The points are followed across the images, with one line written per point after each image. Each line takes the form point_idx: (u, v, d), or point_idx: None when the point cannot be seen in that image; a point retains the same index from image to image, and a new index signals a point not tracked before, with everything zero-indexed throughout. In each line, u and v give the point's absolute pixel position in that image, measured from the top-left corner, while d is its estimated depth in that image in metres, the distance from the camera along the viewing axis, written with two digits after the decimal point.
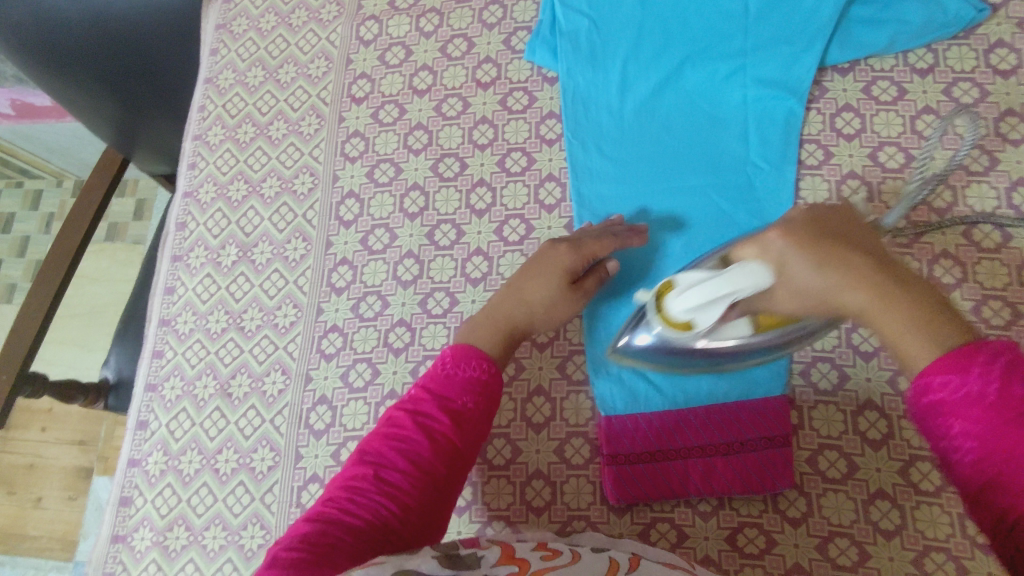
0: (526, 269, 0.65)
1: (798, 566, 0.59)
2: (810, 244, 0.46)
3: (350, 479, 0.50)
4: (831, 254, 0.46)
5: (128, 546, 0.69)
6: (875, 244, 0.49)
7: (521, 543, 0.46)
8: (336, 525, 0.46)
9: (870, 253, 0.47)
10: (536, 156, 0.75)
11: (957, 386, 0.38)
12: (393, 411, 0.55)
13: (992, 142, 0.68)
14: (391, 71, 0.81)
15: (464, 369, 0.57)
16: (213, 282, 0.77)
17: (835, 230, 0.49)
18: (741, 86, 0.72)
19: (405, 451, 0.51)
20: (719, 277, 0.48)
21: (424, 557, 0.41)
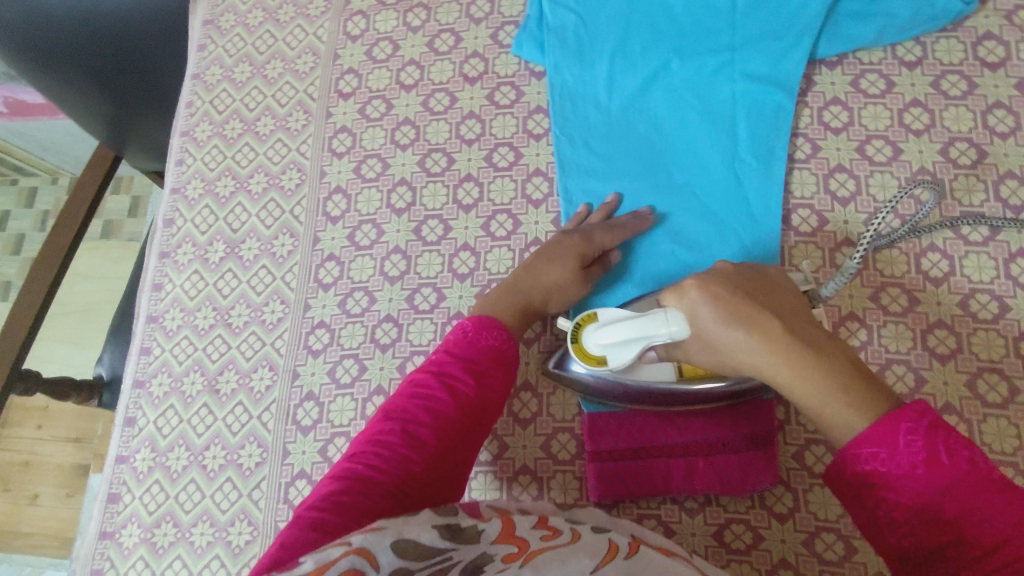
0: (538, 255, 0.65)
1: (785, 561, 0.59)
2: (727, 310, 0.48)
3: (375, 437, 0.49)
4: (750, 320, 0.47)
5: (116, 543, 0.69)
6: (783, 298, 0.51)
7: (522, 518, 0.43)
8: (362, 481, 0.46)
9: (783, 313, 0.49)
10: (523, 150, 0.75)
11: (888, 457, 0.41)
12: (418, 374, 0.55)
13: (980, 135, 0.67)
14: (379, 67, 0.81)
15: (488, 335, 0.57)
16: (201, 278, 0.77)
17: (748, 288, 0.50)
18: (729, 81, 0.71)
19: (429, 411, 0.51)
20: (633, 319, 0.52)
21: (424, 525, 0.38)
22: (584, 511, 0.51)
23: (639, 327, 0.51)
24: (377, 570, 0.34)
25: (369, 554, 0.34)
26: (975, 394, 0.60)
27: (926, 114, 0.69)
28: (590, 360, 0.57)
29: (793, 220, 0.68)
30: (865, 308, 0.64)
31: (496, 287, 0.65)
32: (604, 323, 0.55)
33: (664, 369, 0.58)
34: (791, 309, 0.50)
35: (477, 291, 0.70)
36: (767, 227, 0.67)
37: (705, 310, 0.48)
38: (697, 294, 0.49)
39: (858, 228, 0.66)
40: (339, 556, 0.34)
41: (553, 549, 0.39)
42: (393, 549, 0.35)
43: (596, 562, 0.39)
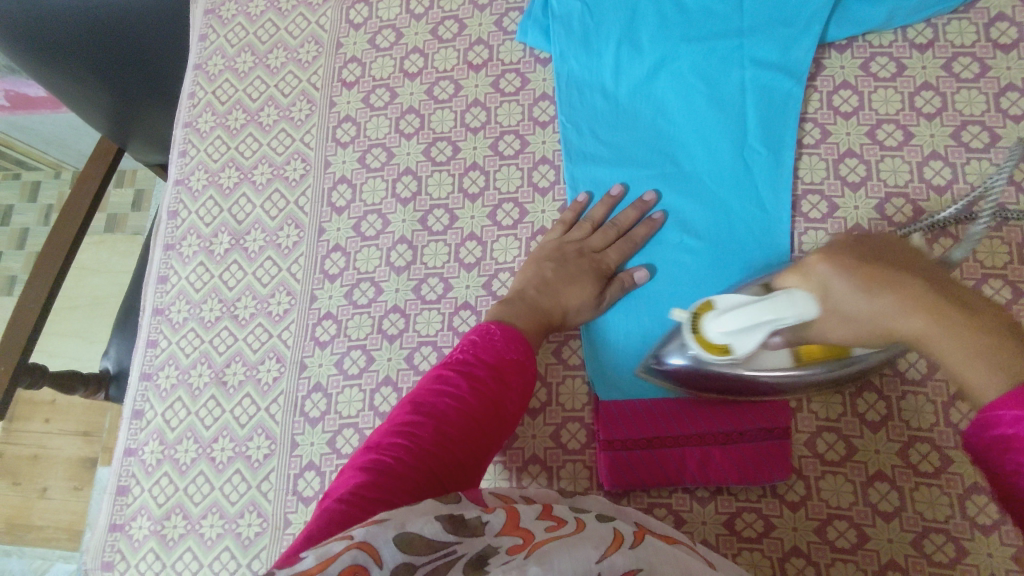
0: (558, 272, 0.65)
1: (796, 549, 0.58)
2: (859, 270, 0.45)
3: (401, 431, 0.48)
4: (882, 280, 0.44)
5: (126, 535, 0.69)
6: (933, 267, 0.46)
7: (527, 508, 0.43)
8: (390, 477, 0.45)
9: (927, 276, 0.44)
10: (529, 138, 0.74)
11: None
12: (443, 370, 0.54)
13: (993, 118, 0.66)
14: (382, 55, 0.80)
15: (512, 339, 0.57)
16: (206, 271, 0.77)
17: (889, 255, 0.47)
18: (738, 67, 0.70)
19: (457, 411, 0.51)
20: (760, 304, 0.49)
21: (428, 517, 0.38)
22: (589, 501, 0.50)
23: (766, 310, 0.49)
24: (380, 565, 0.34)
25: (370, 548, 0.35)
26: None
27: (938, 97, 0.68)
28: (710, 348, 0.54)
29: (803, 206, 0.67)
30: None
31: (513, 298, 0.63)
32: (723, 311, 0.53)
33: (781, 356, 0.54)
34: (940, 276, 0.45)
35: (484, 281, 0.70)
36: (778, 218, 0.66)
37: (833, 276, 0.46)
38: (821, 265, 0.47)
39: (869, 213, 0.66)
40: (341, 550, 0.34)
41: (557, 538, 0.39)
42: (396, 541, 0.35)
43: (602, 548, 0.38)
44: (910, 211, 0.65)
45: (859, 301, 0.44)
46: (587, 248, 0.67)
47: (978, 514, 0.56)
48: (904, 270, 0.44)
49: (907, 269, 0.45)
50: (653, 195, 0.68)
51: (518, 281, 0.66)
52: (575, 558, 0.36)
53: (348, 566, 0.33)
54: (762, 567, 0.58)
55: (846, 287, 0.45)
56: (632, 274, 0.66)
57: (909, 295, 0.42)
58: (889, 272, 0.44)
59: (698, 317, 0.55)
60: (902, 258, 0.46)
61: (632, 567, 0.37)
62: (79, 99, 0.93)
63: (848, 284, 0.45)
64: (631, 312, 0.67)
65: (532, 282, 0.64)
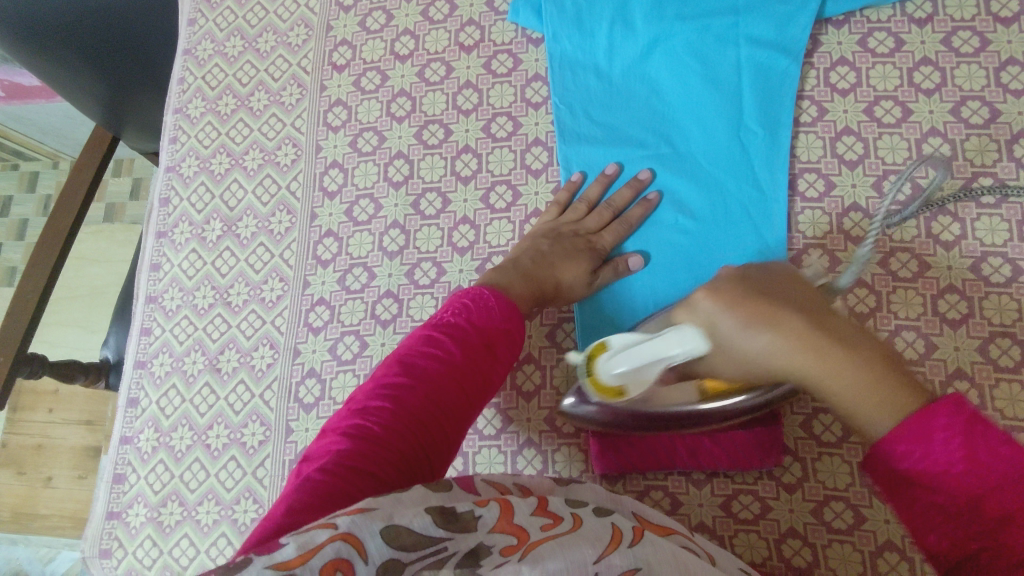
0: (556, 247, 0.64)
1: (793, 531, 0.58)
2: (745, 307, 0.46)
3: (388, 394, 0.48)
4: (769, 322, 0.45)
5: (123, 523, 0.69)
6: (794, 287, 0.48)
7: (522, 501, 0.42)
8: (376, 447, 0.45)
9: (804, 308, 0.46)
10: (522, 120, 0.73)
11: (923, 455, 0.39)
12: (435, 331, 0.53)
13: (993, 93, 0.65)
14: (373, 37, 0.79)
15: (506, 305, 0.57)
16: (199, 257, 0.76)
17: (763, 287, 0.48)
18: (734, 45, 0.69)
19: (446, 378, 0.50)
20: (652, 343, 0.49)
21: (418, 510, 0.38)
22: (584, 489, 0.50)
23: (656, 349, 0.49)
24: (365, 560, 0.34)
25: (356, 540, 0.34)
26: (986, 358, 0.59)
27: (937, 73, 0.66)
28: (604, 392, 0.53)
29: (799, 185, 0.66)
30: (874, 274, 0.62)
31: (508, 265, 0.62)
32: (617, 349, 0.52)
33: (684, 394, 0.54)
34: (806, 300, 0.47)
35: (477, 265, 0.69)
36: (774, 197, 0.65)
37: (722, 317, 0.46)
38: (709, 305, 0.47)
39: (866, 191, 0.65)
40: (325, 542, 0.34)
41: (552, 538, 0.38)
42: (383, 535, 0.35)
43: (599, 548, 0.38)
44: (908, 189, 0.64)
45: (754, 343, 0.45)
46: (582, 228, 0.66)
47: None
48: (786, 304, 0.46)
49: (787, 304, 0.46)
50: (647, 174, 0.68)
51: (516, 251, 0.65)
52: (571, 565, 0.35)
53: (329, 561, 0.33)
54: (759, 549, 0.58)
55: (740, 330, 0.46)
56: (626, 259, 0.66)
57: (796, 335, 0.44)
58: (773, 310, 0.45)
59: (593, 358, 0.54)
60: (774, 289, 0.48)
61: (629, 568, 0.37)
62: (72, 91, 0.91)
63: (740, 324, 0.46)
64: (626, 293, 0.66)
65: (528, 254, 0.64)
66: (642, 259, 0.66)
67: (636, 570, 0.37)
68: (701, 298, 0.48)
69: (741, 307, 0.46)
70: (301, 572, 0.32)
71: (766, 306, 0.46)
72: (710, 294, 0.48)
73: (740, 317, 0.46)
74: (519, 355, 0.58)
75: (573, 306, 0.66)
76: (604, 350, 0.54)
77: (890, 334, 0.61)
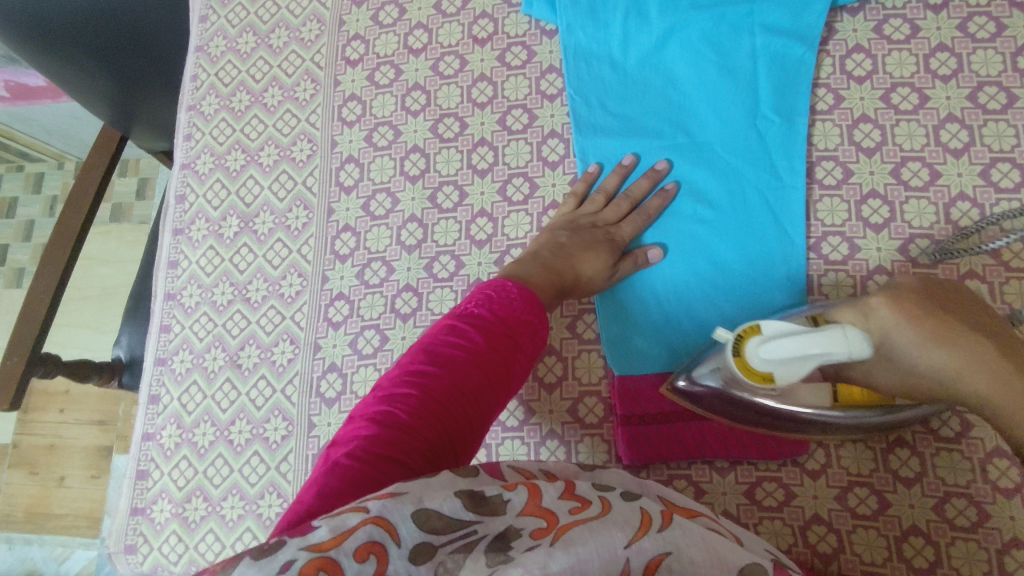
0: (576, 239, 0.64)
1: (818, 517, 0.58)
2: (920, 321, 0.51)
3: (414, 381, 0.48)
4: (948, 341, 0.51)
5: (148, 518, 0.70)
6: (981, 318, 0.53)
7: (551, 484, 0.42)
8: (404, 434, 0.45)
9: (981, 328, 0.52)
10: (537, 112, 0.73)
11: None
12: (459, 320, 0.53)
13: (1010, 78, 0.65)
14: (385, 32, 0.79)
15: (528, 296, 0.57)
16: (217, 254, 0.77)
17: (945, 305, 0.53)
18: (749, 34, 0.69)
19: (472, 367, 0.50)
20: (814, 336, 0.49)
21: (447, 492, 0.38)
22: (609, 473, 0.50)
23: (819, 344, 0.48)
24: (397, 543, 0.34)
25: (388, 524, 0.35)
26: None
27: (953, 58, 0.66)
28: (751, 377, 0.52)
29: (817, 172, 0.66)
30: (893, 261, 0.63)
31: (526, 256, 0.63)
32: (770, 336, 0.51)
33: (818, 394, 0.55)
34: (989, 329, 0.52)
35: (496, 257, 0.70)
36: (792, 185, 0.65)
37: (903, 330, 0.51)
38: (887, 314, 0.52)
39: (884, 178, 0.65)
40: (356, 525, 0.34)
41: (582, 521, 0.38)
42: (413, 518, 0.36)
43: (629, 533, 0.38)
44: (926, 175, 0.64)
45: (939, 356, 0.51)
46: (598, 220, 0.67)
47: (1001, 478, 0.56)
48: (962, 322, 0.52)
49: (965, 322, 0.52)
50: (665, 164, 0.68)
51: (534, 243, 0.65)
52: (603, 552, 0.35)
53: (362, 544, 0.34)
54: (784, 536, 0.59)
55: (924, 343, 0.51)
56: (645, 250, 0.66)
57: (962, 349, 0.50)
58: (957, 328, 0.51)
59: (743, 339, 0.53)
60: (959, 310, 0.53)
61: (660, 552, 0.37)
62: (83, 92, 0.91)
63: (922, 339, 0.51)
64: (646, 285, 0.67)
65: (547, 246, 0.64)
66: (661, 251, 0.66)
67: (666, 554, 0.37)
68: (880, 306, 0.52)
69: (921, 324, 0.51)
70: (335, 554, 0.32)
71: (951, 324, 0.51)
72: (889, 303, 0.52)
73: (926, 334, 0.51)
74: (541, 346, 0.58)
75: (593, 297, 0.67)
76: (755, 334, 0.52)
77: None
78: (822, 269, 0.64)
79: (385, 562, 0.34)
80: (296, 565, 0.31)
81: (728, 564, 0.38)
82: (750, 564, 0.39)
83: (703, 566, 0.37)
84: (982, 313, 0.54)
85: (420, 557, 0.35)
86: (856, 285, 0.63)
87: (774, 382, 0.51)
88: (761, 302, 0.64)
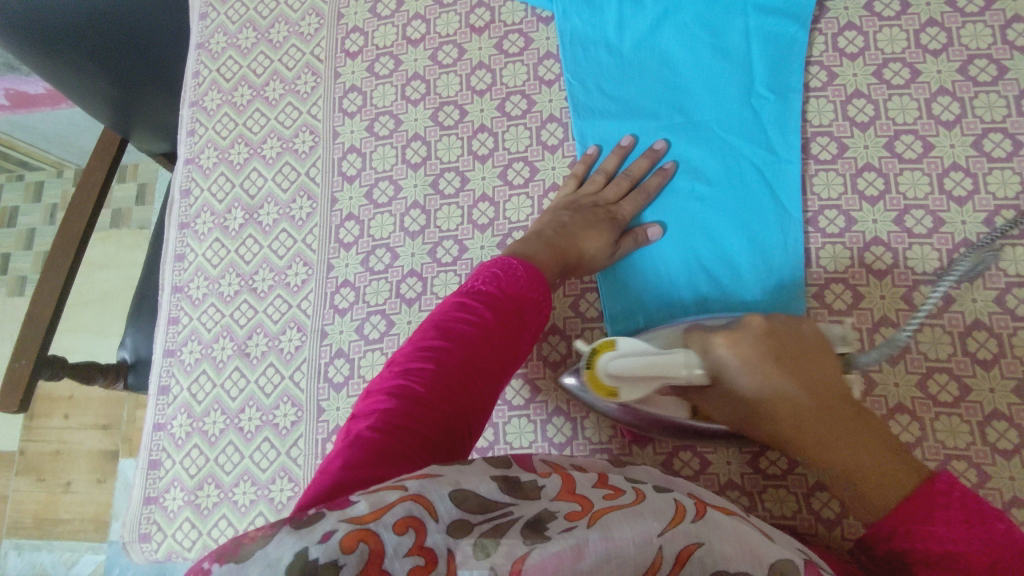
0: (578, 219, 0.65)
1: (820, 484, 0.59)
2: (756, 360, 0.49)
3: (429, 355, 0.49)
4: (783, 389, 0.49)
5: (161, 507, 0.71)
6: (818, 368, 0.50)
7: (584, 480, 0.44)
8: (420, 406, 0.46)
9: (813, 378, 0.49)
10: (536, 97, 0.74)
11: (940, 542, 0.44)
12: (468, 298, 0.55)
13: (1000, 50, 0.66)
14: (384, 23, 0.80)
15: (534, 275, 0.58)
16: (223, 246, 0.78)
17: (786, 346, 0.50)
18: (742, 14, 0.70)
19: (481, 340, 0.51)
20: (657, 358, 0.51)
21: (483, 478, 0.40)
22: (641, 472, 0.51)
23: (661, 368, 0.51)
24: (435, 518, 0.35)
25: (426, 502, 0.36)
26: (1004, 308, 0.60)
27: (943, 33, 0.67)
28: (599, 390, 0.54)
29: (812, 148, 0.67)
30: (890, 232, 0.64)
31: (530, 236, 0.64)
32: (624, 353, 0.53)
33: (676, 406, 0.57)
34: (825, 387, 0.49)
35: (499, 241, 0.71)
36: (788, 160, 0.67)
37: (736, 372, 0.50)
38: (726, 354, 0.50)
39: (879, 151, 0.66)
40: (395, 501, 0.35)
41: (616, 508, 0.40)
42: (450, 498, 0.36)
43: (662, 522, 0.38)
44: (920, 147, 0.65)
45: (762, 399, 0.50)
46: (599, 202, 0.68)
47: (999, 440, 0.58)
48: (799, 372, 0.49)
49: (802, 370, 0.49)
50: (662, 144, 0.69)
51: (536, 224, 0.67)
52: (636, 535, 0.36)
53: (401, 517, 0.34)
54: (788, 503, 0.60)
55: (752, 384, 0.50)
56: (645, 229, 0.67)
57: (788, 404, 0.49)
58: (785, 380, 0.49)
59: (596, 354, 0.54)
60: (801, 358, 0.50)
61: (693, 542, 0.38)
62: (86, 100, 0.91)
63: (754, 381, 0.49)
64: (648, 262, 0.68)
65: (550, 225, 0.65)
66: (661, 229, 0.67)
67: (697, 546, 0.38)
68: (720, 344, 0.50)
69: (759, 366, 0.49)
70: (374, 526, 0.33)
71: (783, 369, 0.49)
72: (729, 343, 0.50)
73: (759, 380, 0.49)
74: (545, 324, 0.60)
75: (594, 276, 0.68)
76: (611, 349, 0.54)
77: (908, 289, 0.62)
78: (820, 242, 0.65)
79: (424, 534, 0.34)
80: (336, 535, 0.32)
81: (760, 560, 0.39)
82: (780, 561, 0.40)
83: (735, 560, 0.38)
84: (822, 359, 0.51)
85: (458, 530, 0.35)
86: (853, 257, 0.64)
87: (619, 398, 0.53)
88: (760, 272, 0.65)
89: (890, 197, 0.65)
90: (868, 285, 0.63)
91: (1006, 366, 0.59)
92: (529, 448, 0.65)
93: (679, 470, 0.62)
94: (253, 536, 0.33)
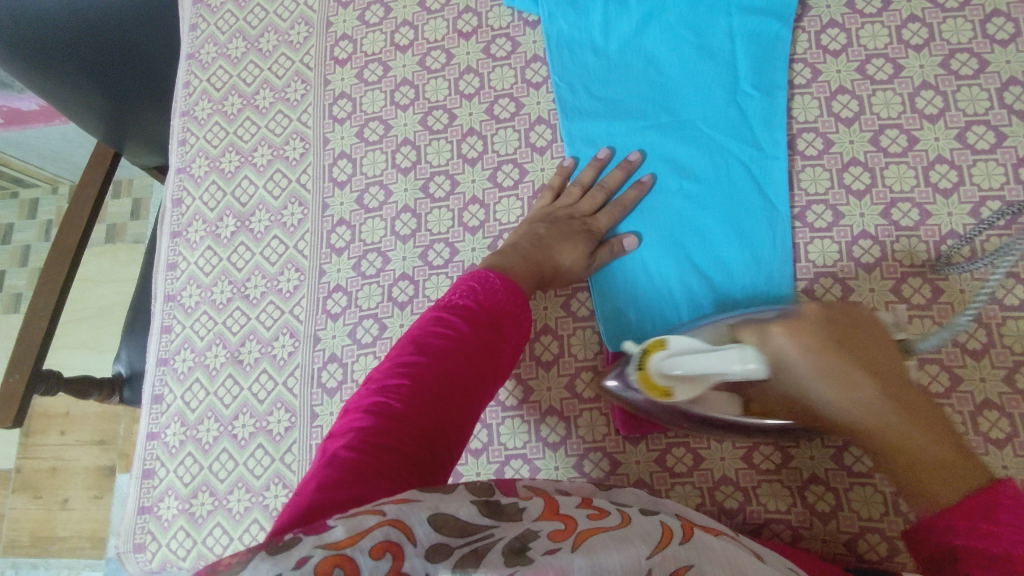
0: (555, 232, 0.66)
1: (815, 477, 0.59)
2: (817, 345, 0.50)
3: (405, 371, 0.49)
4: (846, 377, 0.49)
5: (156, 516, 0.70)
6: (886, 363, 0.50)
7: (566, 501, 0.44)
8: (397, 422, 0.46)
9: (878, 367, 0.50)
10: (523, 100, 0.75)
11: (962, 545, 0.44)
12: (444, 312, 0.55)
13: (980, 44, 0.67)
14: (372, 30, 0.81)
15: (511, 287, 0.59)
16: (215, 254, 0.78)
17: (846, 335, 0.51)
18: (725, 14, 0.71)
19: (458, 354, 0.52)
20: (714, 355, 0.54)
21: (463, 501, 0.39)
22: (626, 494, 0.52)
23: (716, 364, 0.53)
24: (413, 542, 0.35)
25: (404, 525, 0.35)
26: (992, 299, 0.61)
27: (924, 29, 0.68)
28: (654, 389, 0.55)
29: (798, 144, 0.68)
30: (877, 225, 0.64)
31: (506, 249, 0.64)
32: (674, 351, 0.55)
33: (729, 404, 0.56)
34: (893, 381, 0.49)
35: (490, 243, 0.71)
36: (775, 155, 0.67)
37: (798, 361, 0.50)
38: (786, 342, 0.51)
39: (864, 146, 0.67)
40: (374, 526, 0.35)
41: (601, 529, 0.40)
42: (430, 522, 0.36)
43: (650, 545, 0.39)
44: (904, 141, 0.66)
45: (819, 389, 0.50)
46: (575, 215, 0.68)
47: (992, 430, 0.58)
48: (863, 360, 0.50)
49: (863, 360, 0.50)
50: (638, 155, 0.69)
51: (512, 237, 0.67)
52: (624, 554, 0.37)
53: (379, 542, 0.34)
54: (783, 497, 0.60)
55: (813, 375, 0.50)
56: (622, 238, 0.67)
57: (855, 393, 0.49)
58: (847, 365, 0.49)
59: (649, 353, 0.56)
60: (864, 347, 0.51)
61: (681, 565, 0.38)
62: (79, 118, 0.92)
63: (812, 371, 0.50)
64: (640, 262, 0.68)
65: (525, 238, 0.65)
66: (637, 239, 0.67)
67: (687, 568, 0.38)
68: (779, 333, 0.51)
69: (818, 353, 0.50)
70: (350, 552, 0.33)
71: (843, 356, 0.49)
72: (789, 332, 0.51)
73: (818, 366, 0.50)
74: (526, 336, 0.60)
75: (588, 278, 0.68)
76: (661, 348, 0.56)
77: (897, 281, 0.63)
78: (808, 237, 0.65)
79: (402, 559, 0.34)
80: (312, 561, 0.32)
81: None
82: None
83: None
84: (882, 349, 0.51)
85: (437, 555, 0.35)
86: (841, 250, 0.64)
87: (673, 395, 0.55)
88: (751, 269, 0.65)
89: (876, 190, 0.65)
90: (857, 279, 0.63)
91: (996, 355, 0.59)
92: (522, 449, 0.65)
93: (673, 466, 0.62)
94: (231, 563, 0.33)
